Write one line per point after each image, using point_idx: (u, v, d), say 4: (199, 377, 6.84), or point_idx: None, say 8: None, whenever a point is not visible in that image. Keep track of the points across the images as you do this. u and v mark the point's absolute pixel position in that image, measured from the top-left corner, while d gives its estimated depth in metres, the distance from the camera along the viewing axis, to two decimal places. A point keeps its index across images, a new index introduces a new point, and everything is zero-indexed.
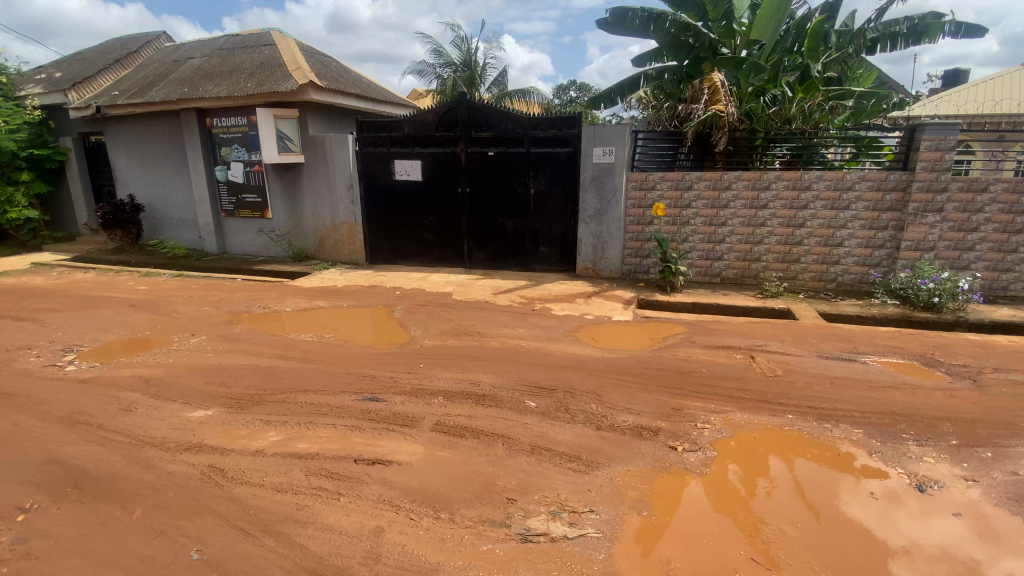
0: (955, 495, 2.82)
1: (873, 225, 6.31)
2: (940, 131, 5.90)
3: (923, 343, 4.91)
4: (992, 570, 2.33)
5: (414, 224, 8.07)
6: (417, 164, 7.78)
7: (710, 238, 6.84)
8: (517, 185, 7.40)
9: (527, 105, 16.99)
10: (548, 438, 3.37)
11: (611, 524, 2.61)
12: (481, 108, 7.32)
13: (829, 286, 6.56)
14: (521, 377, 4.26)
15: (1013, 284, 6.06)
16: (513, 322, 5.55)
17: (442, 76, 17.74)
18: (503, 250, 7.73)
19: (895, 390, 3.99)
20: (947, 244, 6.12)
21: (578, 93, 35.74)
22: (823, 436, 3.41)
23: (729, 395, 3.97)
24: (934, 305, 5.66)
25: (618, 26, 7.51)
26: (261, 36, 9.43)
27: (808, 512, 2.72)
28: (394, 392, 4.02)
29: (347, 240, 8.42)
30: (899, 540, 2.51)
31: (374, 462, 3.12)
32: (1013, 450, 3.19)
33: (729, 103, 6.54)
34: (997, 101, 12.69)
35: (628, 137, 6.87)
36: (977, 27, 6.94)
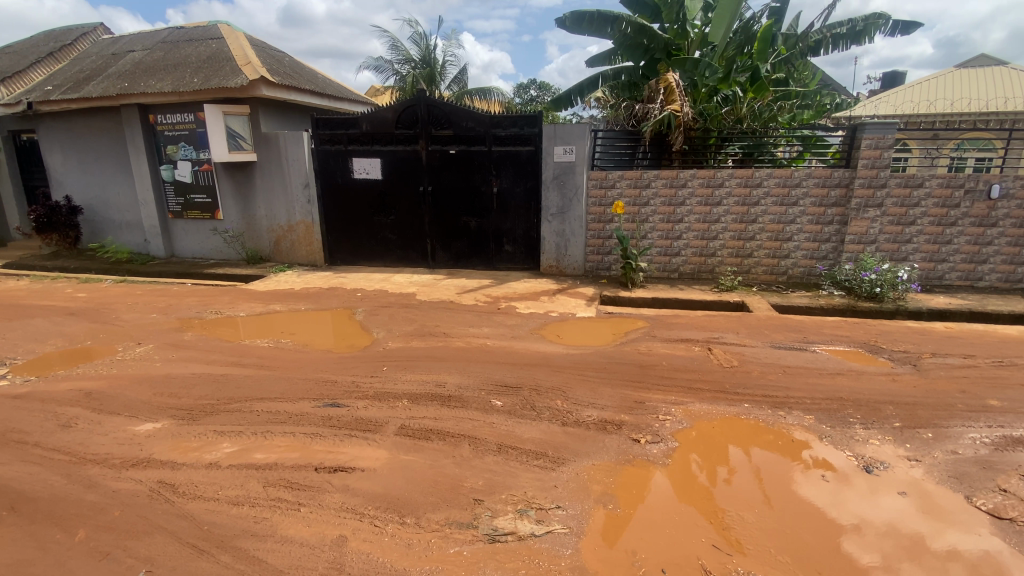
0: (898, 475, 2.98)
1: (820, 220, 6.61)
2: (879, 130, 6.22)
3: (867, 332, 5.19)
4: (935, 543, 2.47)
5: (374, 223, 7.91)
6: (377, 163, 7.62)
7: (668, 234, 7.01)
8: (479, 183, 7.36)
9: (488, 104, 17.05)
10: (515, 437, 3.36)
11: (577, 519, 2.63)
12: (441, 106, 7.23)
13: (780, 279, 6.85)
14: (487, 376, 4.24)
15: (947, 274, 6.48)
16: (477, 322, 5.52)
17: (400, 73, 17.47)
18: (466, 249, 7.68)
19: (843, 376, 4.21)
20: (887, 238, 6.50)
21: (539, 93, 35.92)
22: (777, 423, 3.55)
23: (688, 386, 4.08)
24: (876, 294, 6.00)
25: (575, 28, 7.59)
26: (207, 29, 9.01)
27: (764, 496, 2.82)
28: (356, 397, 3.92)
29: (304, 241, 8.17)
30: (849, 518, 2.65)
31: (336, 470, 3.03)
32: (951, 430, 3.41)
33: (684, 103, 6.75)
34: (930, 102, 13.56)
35: (588, 135, 6.92)
36: (909, 30, 7.37)
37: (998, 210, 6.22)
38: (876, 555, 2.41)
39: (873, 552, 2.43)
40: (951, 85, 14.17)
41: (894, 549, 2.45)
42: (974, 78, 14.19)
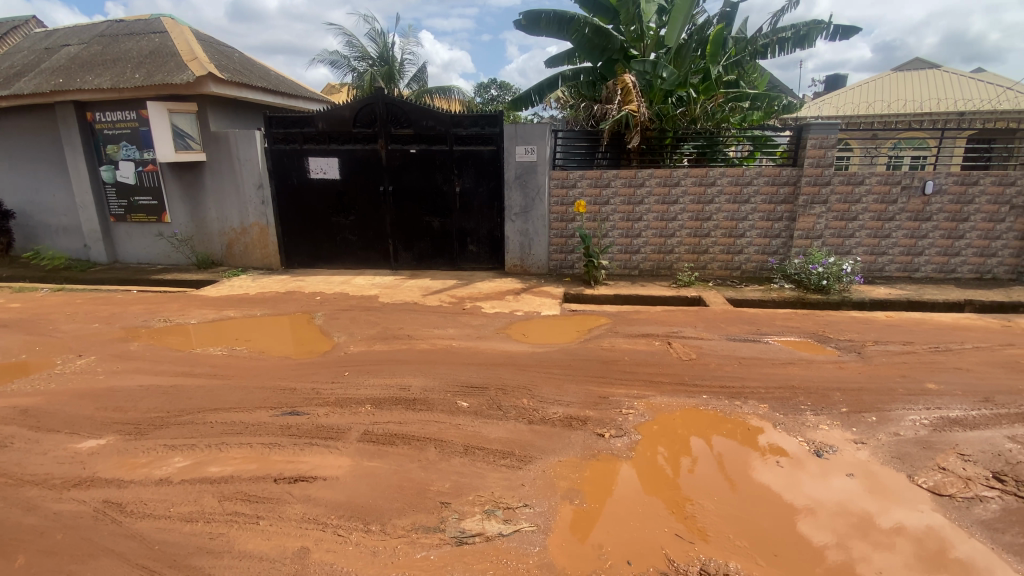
0: (847, 457, 3.14)
1: (770, 217, 6.89)
2: (823, 131, 6.53)
3: (816, 322, 5.44)
4: (882, 519, 2.62)
5: (332, 224, 7.72)
6: (334, 162, 7.44)
7: (628, 232, 7.15)
8: (441, 183, 7.30)
9: (448, 102, 16.94)
10: (481, 437, 3.35)
11: (544, 516, 2.65)
12: (400, 104, 7.12)
13: (735, 274, 7.10)
14: (452, 378, 4.21)
15: (887, 266, 6.88)
16: (442, 323, 5.47)
17: (357, 70, 17.12)
18: (429, 249, 7.60)
19: (793, 365, 4.41)
20: (832, 232, 6.84)
21: (500, 92, 35.95)
22: (734, 412, 3.68)
23: (650, 380, 4.18)
24: (824, 287, 6.31)
25: (532, 28, 7.63)
26: (149, 22, 8.54)
27: (726, 483, 2.92)
28: (317, 404, 3.81)
29: (258, 243, 7.88)
30: (804, 500, 2.77)
31: (297, 480, 2.94)
32: (893, 413, 3.62)
33: (641, 103, 6.90)
34: (869, 103, 14.37)
35: (548, 135, 6.96)
36: (848, 35, 7.77)
37: (932, 204, 6.64)
38: (829, 534, 2.53)
39: (827, 531, 2.55)
40: (888, 88, 15.07)
41: (845, 527, 2.58)
42: (909, 81, 15.12)
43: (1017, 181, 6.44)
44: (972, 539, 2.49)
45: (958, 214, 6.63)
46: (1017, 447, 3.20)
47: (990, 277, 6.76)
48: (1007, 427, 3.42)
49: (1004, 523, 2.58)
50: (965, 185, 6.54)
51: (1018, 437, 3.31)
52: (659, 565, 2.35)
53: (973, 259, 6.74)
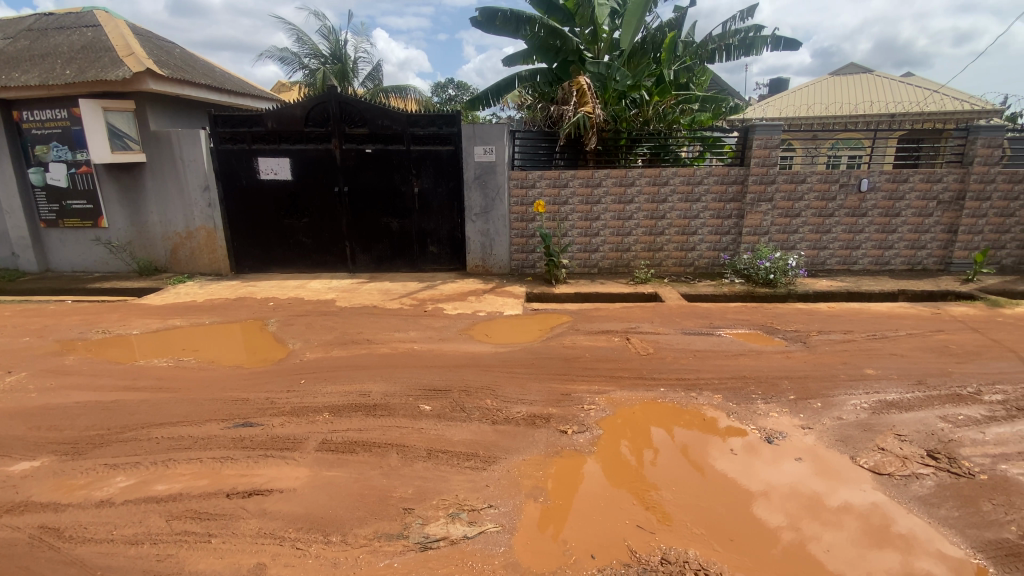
0: (795, 442, 3.30)
1: (720, 215, 7.16)
2: (767, 131, 6.82)
3: (765, 315, 5.69)
4: (831, 499, 2.77)
5: (285, 227, 7.47)
6: (285, 163, 7.20)
7: (586, 231, 7.26)
8: (399, 183, 7.18)
9: (404, 102, 16.73)
10: (444, 440, 3.32)
11: (509, 516, 2.65)
12: (354, 103, 6.95)
13: (689, 270, 7.33)
14: (413, 381, 4.15)
15: (828, 260, 7.27)
16: (403, 326, 5.39)
17: (308, 67, 16.65)
18: (388, 251, 7.47)
19: (745, 356, 4.60)
20: (777, 229, 7.17)
21: (457, 92, 35.82)
22: (690, 403, 3.80)
23: (610, 375, 4.26)
24: (771, 280, 6.61)
25: (489, 26, 7.63)
26: (81, 15, 8.01)
27: (686, 472, 3.01)
28: (271, 414, 3.68)
29: (206, 247, 7.53)
30: (758, 485, 2.89)
31: (251, 495, 2.82)
32: (835, 399, 3.83)
33: (595, 104, 7.02)
34: (810, 106, 15.17)
35: (506, 136, 6.96)
36: (789, 44, 8.16)
37: (867, 201, 7.05)
38: (782, 516, 2.65)
39: (780, 513, 2.67)
40: (825, 91, 15.97)
41: (797, 507, 2.71)
42: (845, 85, 16.04)
43: (942, 178, 6.92)
44: (911, 514, 2.66)
45: (890, 210, 7.08)
46: (947, 425, 3.45)
47: (920, 268, 7.25)
48: (937, 407, 3.68)
49: (938, 498, 2.77)
50: (897, 182, 6.99)
51: (947, 416, 3.56)
52: (623, 557, 2.39)
53: (905, 252, 7.21)
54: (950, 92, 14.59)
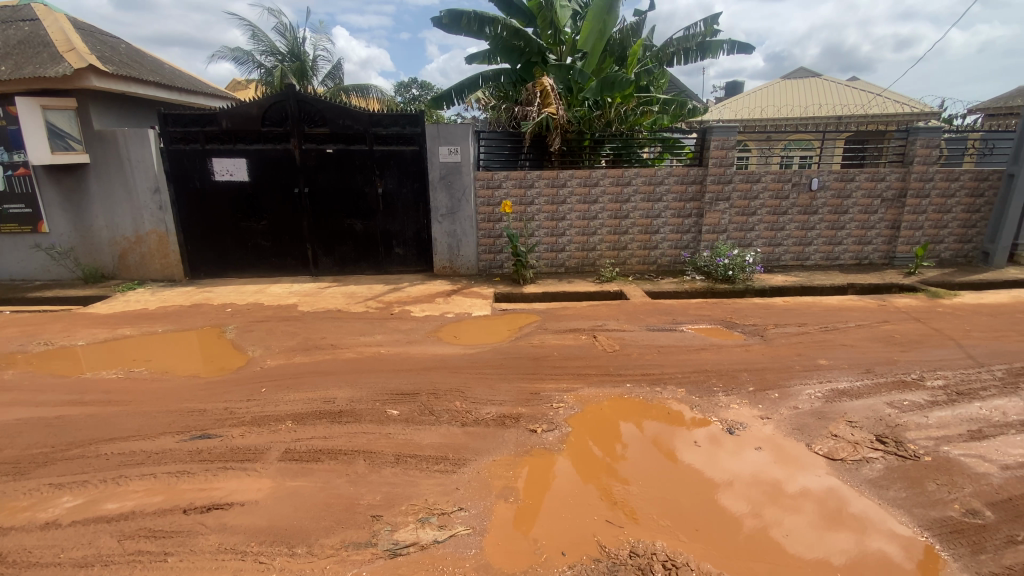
0: (755, 432, 3.42)
1: (681, 214, 7.35)
2: (724, 133, 7.04)
3: (725, 310, 5.88)
4: (789, 485, 2.88)
5: (243, 230, 7.23)
6: (242, 163, 6.97)
7: (552, 231, 7.32)
8: (362, 184, 7.06)
9: (367, 101, 16.47)
10: (413, 444, 3.28)
11: (480, 518, 2.64)
12: (313, 102, 6.78)
13: (652, 268, 7.50)
14: (380, 386, 4.08)
15: (783, 256, 7.57)
16: (368, 329, 5.30)
17: (265, 65, 16.17)
18: (353, 253, 7.33)
19: (706, 350, 4.74)
20: (735, 227, 7.42)
21: (420, 92, 35.52)
22: (656, 398, 3.89)
23: (578, 373, 4.31)
24: (730, 277, 6.83)
25: (452, 26, 7.61)
26: (15, 7, 7.52)
27: (654, 465, 3.08)
28: (231, 425, 3.55)
29: (157, 252, 7.20)
30: (722, 475, 2.98)
31: (210, 509, 2.72)
32: (791, 389, 4.00)
33: (559, 106, 7.11)
34: (763, 108, 15.80)
35: (471, 136, 6.93)
36: (744, 49, 8.43)
37: (818, 199, 7.38)
38: (745, 504, 2.75)
39: (742, 501, 2.76)
40: (777, 94, 16.65)
41: (758, 494, 2.82)
42: (796, 88, 16.77)
43: (885, 177, 7.31)
44: (864, 497, 2.79)
45: (839, 207, 7.42)
46: (894, 411, 3.65)
47: (867, 262, 7.64)
48: (884, 394, 3.89)
49: (887, 480, 2.93)
50: (844, 181, 7.33)
51: (894, 402, 3.77)
52: (593, 552, 2.42)
53: (853, 247, 7.58)
54: (891, 95, 15.44)
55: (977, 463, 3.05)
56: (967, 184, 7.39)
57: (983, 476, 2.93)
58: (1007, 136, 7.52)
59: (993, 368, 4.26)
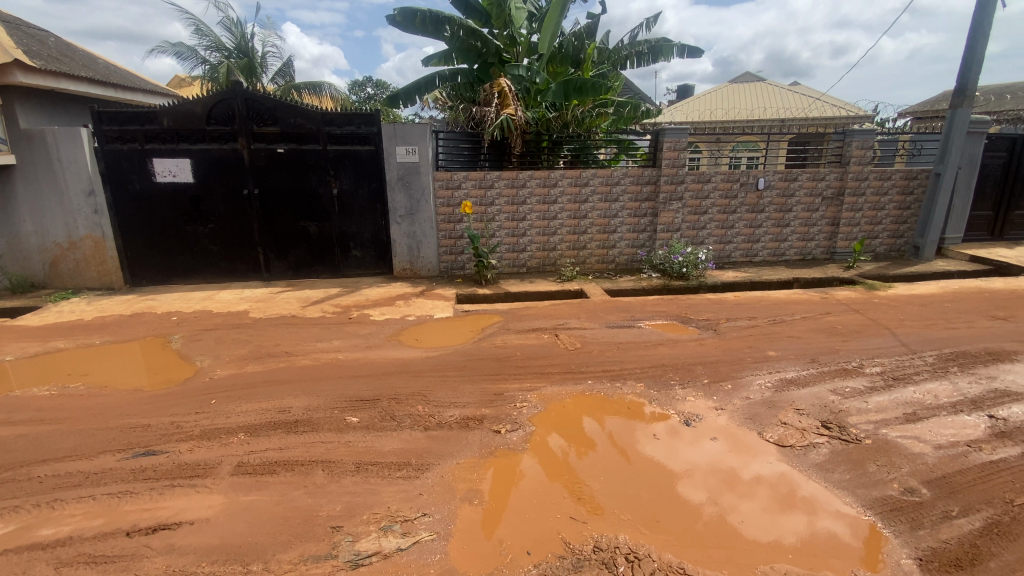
0: (710, 423, 3.54)
1: (637, 213, 7.53)
2: (675, 135, 7.25)
3: (680, 306, 6.06)
4: (744, 473, 3.00)
5: (188, 234, 6.89)
6: (186, 164, 6.64)
7: (513, 232, 7.34)
8: (316, 184, 6.85)
9: (320, 100, 16.05)
10: (374, 452, 3.21)
11: (444, 522, 2.61)
12: (261, 99, 6.52)
13: (610, 267, 7.65)
14: (339, 393, 3.97)
15: (733, 253, 7.88)
16: (325, 335, 5.15)
17: (210, 61, 15.48)
18: (307, 256, 7.11)
19: (663, 345, 4.87)
20: (688, 225, 7.66)
21: (376, 91, 34.92)
22: (616, 393, 3.96)
23: (541, 372, 4.33)
24: (684, 274, 7.04)
25: (407, 26, 7.49)
26: None
27: (617, 459, 3.14)
28: (178, 440, 3.37)
29: (93, 259, 6.76)
30: (681, 465, 3.07)
31: (156, 530, 2.57)
32: (743, 380, 4.17)
33: (518, 107, 7.11)
34: (712, 110, 16.42)
35: (429, 136, 6.84)
36: (693, 54, 8.71)
37: (764, 199, 7.72)
38: (703, 492, 2.84)
39: (701, 490, 2.85)
40: (725, 97, 17.35)
41: (715, 482, 2.92)
42: (743, 92, 17.50)
43: (825, 177, 7.72)
44: (812, 480, 2.94)
45: (784, 206, 7.79)
46: (837, 397, 3.86)
47: (810, 258, 8.07)
48: (828, 381, 4.11)
49: (832, 463, 3.09)
50: (788, 181, 7.70)
51: (837, 389, 3.99)
52: (557, 550, 2.44)
53: (797, 244, 7.98)
54: (829, 100, 16.31)
55: (913, 444, 3.26)
56: (898, 183, 7.91)
57: (918, 456, 3.14)
58: (933, 138, 8.09)
59: (924, 354, 4.58)
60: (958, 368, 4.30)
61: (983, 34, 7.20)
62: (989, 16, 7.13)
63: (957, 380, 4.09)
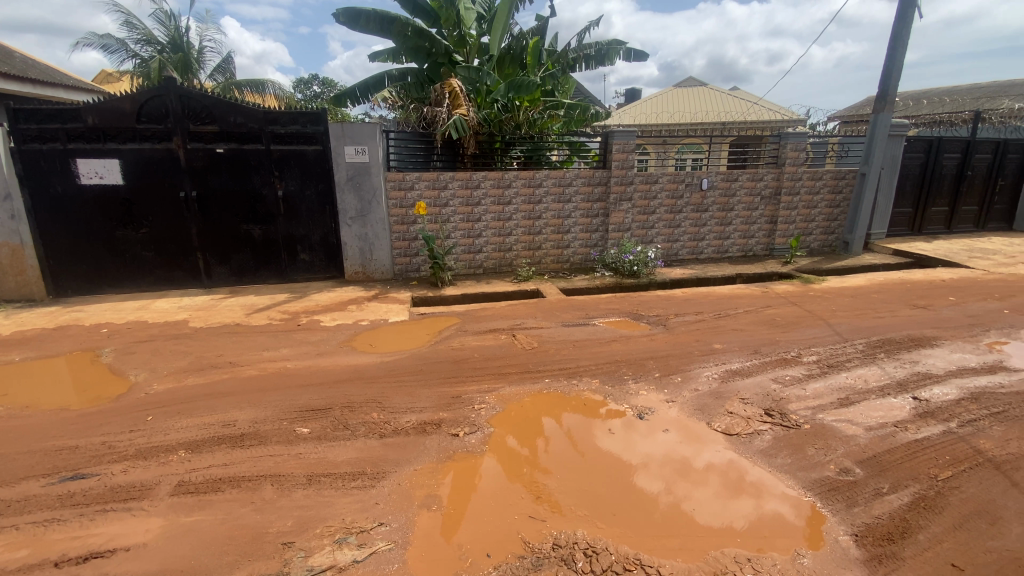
0: (662, 416, 3.65)
1: (589, 213, 7.67)
2: (624, 137, 7.43)
3: (632, 303, 6.22)
4: (697, 461, 3.11)
5: (119, 239, 6.45)
6: (114, 164, 6.22)
7: (469, 233, 7.31)
8: (259, 186, 6.57)
9: (263, 98, 15.43)
10: (327, 463, 3.11)
11: (402, 530, 2.56)
12: (197, 97, 6.19)
13: (565, 266, 7.76)
14: (289, 404, 3.82)
15: (680, 251, 8.17)
16: (272, 343, 4.95)
17: (141, 56, 14.56)
18: (252, 261, 6.81)
19: (617, 341, 4.99)
20: (638, 225, 7.88)
21: (323, 89, 33.90)
22: (573, 391, 4.02)
23: (498, 372, 4.34)
24: (635, 272, 7.24)
25: (353, 24, 7.35)
26: None
27: (575, 455, 3.18)
28: (110, 461, 3.14)
29: (10, 268, 6.17)
30: (637, 458, 3.15)
31: (87, 559, 2.39)
32: (691, 372, 4.33)
33: (469, 107, 7.10)
34: (659, 113, 16.99)
35: (379, 136, 6.69)
36: (637, 58, 8.97)
37: (708, 199, 8.05)
38: (659, 482, 2.93)
39: (657, 480, 2.94)
40: (671, 101, 17.98)
41: (669, 472, 3.01)
42: (687, 95, 18.19)
43: (763, 177, 8.13)
44: (757, 466, 3.08)
45: (726, 205, 8.15)
46: (778, 385, 4.08)
47: (751, 254, 8.47)
48: (770, 371, 4.33)
49: (775, 449, 3.26)
50: (730, 182, 8.05)
51: (778, 377, 4.21)
52: (517, 550, 2.44)
53: (739, 241, 8.36)
54: (767, 104, 17.20)
55: (847, 426, 3.48)
56: (829, 183, 8.44)
57: (852, 438, 3.36)
58: (859, 140, 8.69)
59: (855, 342, 4.90)
60: (885, 354, 4.63)
61: (901, 44, 7.80)
62: (906, 27, 7.73)
63: (884, 366, 4.40)
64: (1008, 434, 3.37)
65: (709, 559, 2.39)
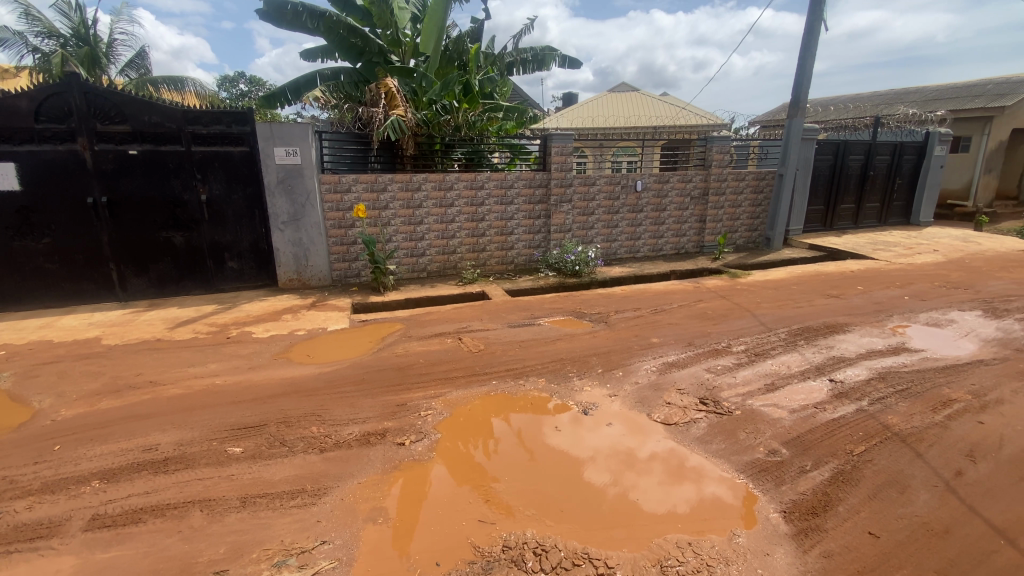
0: (606, 410, 3.74)
1: (532, 215, 7.76)
2: (561, 140, 7.58)
3: (574, 301, 6.35)
4: (640, 452, 3.22)
5: (17, 251, 5.82)
6: (9, 168, 5.61)
7: (411, 236, 7.18)
8: (180, 190, 6.14)
9: (183, 96, 14.39)
10: (263, 482, 2.95)
11: (346, 547, 2.47)
12: (105, 94, 5.70)
13: (510, 267, 7.81)
14: (219, 422, 3.59)
15: (619, 250, 8.44)
16: (199, 359, 4.63)
17: (38, 48, 13.18)
18: (174, 270, 6.34)
19: (561, 340, 5.07)
20: (578, 225, 8.06)
21: (251, 87, 32.17)
22: (519, 391, 4.04)
23: (444, 377, 4.29)
24: (578, 271, 7.40)
25: (279, 19, 7.04)
26: None
27: (523, 455, 3.20)
28: (11, 498, 2.82)
29: None
30: (585, 452, 3.22)
31: None
32: (631, 366, 4.47)
33: (407, 108, 7.00)
34: (596, 117, 17.49)
35: (312, 137, 6.43)
36: (573, 63, 9.17)
37: (643, 199, 8.37)
38: (606, 475, 3.00)
39: (603, 473, 3.01)
40: (606, 105, 18.57)
41: (615, 465, 3.09)
42: (622, 99, 18.87)
43: (692, 178, 8.56)
44: (695, 453, 3.23)
45: (660, 205, 8.51)
46: (711, 375, 4.30)
47: (684, 251, 8.89)
48: (703, 361, 4.56)
49: (710, 435, 3.43)
50: (662, 183, 8.42)
51: (711, 367, 4.44)
52: (467, 556, 2.42)
53: (672, 240, 8.76)
54: (694, 109, 18.15)
55: (773, 410, 3.73)
56: (751, 183, 9.03)
57: (778, 420, 3.60)
58: (776, 143, 9.35)
59: (777, 331, 5.26)
60: (804, 341, 5.00)
61: (810, 55, 8.46)
62: (813, 40, 8.40)
63: (804, 351, 4.76)
64: (911, 408, 3.73)
65: (653, 547, 2.48)
